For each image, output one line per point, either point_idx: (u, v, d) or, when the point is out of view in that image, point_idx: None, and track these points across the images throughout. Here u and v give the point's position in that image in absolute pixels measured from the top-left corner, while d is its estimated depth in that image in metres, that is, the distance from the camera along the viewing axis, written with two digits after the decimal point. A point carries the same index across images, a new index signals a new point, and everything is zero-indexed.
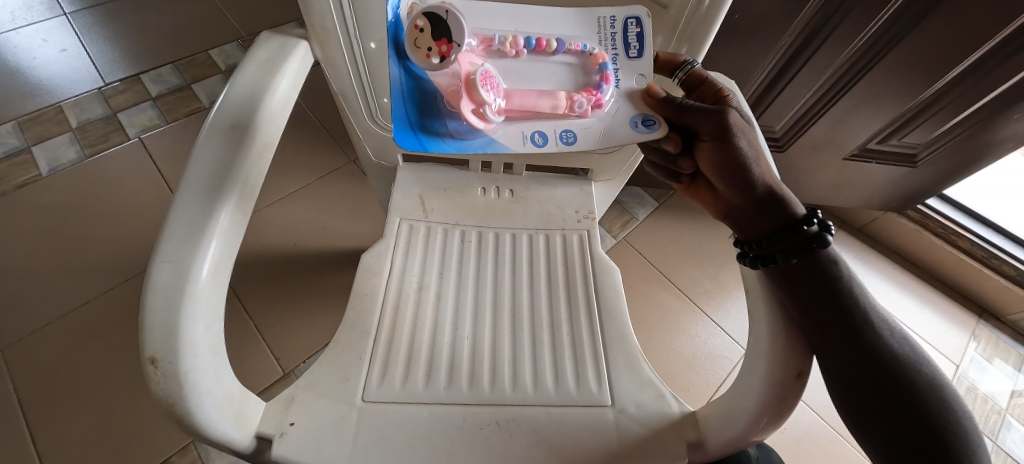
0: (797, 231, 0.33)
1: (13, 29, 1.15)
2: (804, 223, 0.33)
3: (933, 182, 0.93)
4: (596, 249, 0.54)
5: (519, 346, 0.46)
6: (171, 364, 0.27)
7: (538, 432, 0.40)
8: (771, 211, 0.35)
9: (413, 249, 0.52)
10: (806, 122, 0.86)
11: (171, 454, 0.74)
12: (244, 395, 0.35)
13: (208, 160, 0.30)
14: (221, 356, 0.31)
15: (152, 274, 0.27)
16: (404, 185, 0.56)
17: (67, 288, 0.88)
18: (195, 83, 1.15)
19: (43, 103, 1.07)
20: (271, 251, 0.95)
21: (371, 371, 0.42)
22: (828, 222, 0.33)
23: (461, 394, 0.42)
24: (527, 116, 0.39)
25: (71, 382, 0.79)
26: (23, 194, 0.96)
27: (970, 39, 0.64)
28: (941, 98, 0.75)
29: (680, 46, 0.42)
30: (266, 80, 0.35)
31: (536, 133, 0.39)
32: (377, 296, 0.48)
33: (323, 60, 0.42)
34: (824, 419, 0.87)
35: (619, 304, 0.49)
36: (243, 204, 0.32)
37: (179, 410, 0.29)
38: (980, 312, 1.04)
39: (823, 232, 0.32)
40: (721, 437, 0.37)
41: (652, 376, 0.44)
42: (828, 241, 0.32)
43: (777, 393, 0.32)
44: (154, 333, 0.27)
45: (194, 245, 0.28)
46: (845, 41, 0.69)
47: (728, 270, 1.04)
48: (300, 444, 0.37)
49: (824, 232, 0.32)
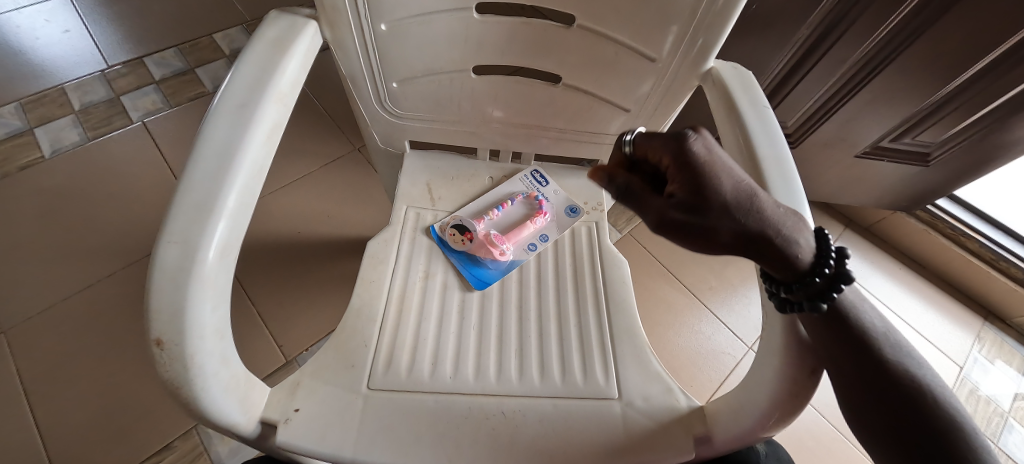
0: (809, 283, 0.28)
1: (15, 9, 1.14)
2: (822, 263, 0.29)
3: (944, 182, 0.92)
4: (605, 240, 0.54)
5: (526, 336, 0.46)
6: (176, 346, 0.27)
7: (545, 422, 0.39)
8: (778, 259, 0.28)
9: (420, 237, 0.51)
10: (820, 118, 0.84)
11: (173, 440, 0.75)
12: (250, 380, 0.34)
13: (215, 142, 0.30)
14: (228, 341, 0.31)
15: (159, 254, 0.26)
16: (412, 173, 0.56)
17: (67, 271, 0.87)
18: (199, 67, 1.14)
19: (45, 84, 1.05)
20: (274, 238, 0.94)
21: (377, 359, 0.42)
22: (841, 252, 0.29)
23: (466, 383, 0.41)
24: (533, 222, 0.54)
25: (75, 364, 0.79)
26: (26, 175, 0.95)
27: (990, 40, 0.62)
28: (956, 97, 0.74)
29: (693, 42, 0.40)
30: (274, 61, 0.34)
31: (532, 242, 0.53)
32: (382, 283, 0.47)
33: (332, 43, 0.42)
34: (826, 417, 0.87)
35: (627, 298, 0.49)
36: (250, 188, 0.31)
37: (185, 393, 0.28)
38: (986, 315, 1.04)
39: (839, 271, 0.28)
40: (730, 432, 0.36)
41: (659, 370, 0.43)
42: (847, 273, 0.28)
43: (793, 388, 0.31)
44: (160, 313, 0.26)
45: (201, 225, 0.27)
46: (863, 37, 0.68)
47: (733, 266, 1.03)
48: (305, 430, 0.36)
49: (840, 269, 0.28)
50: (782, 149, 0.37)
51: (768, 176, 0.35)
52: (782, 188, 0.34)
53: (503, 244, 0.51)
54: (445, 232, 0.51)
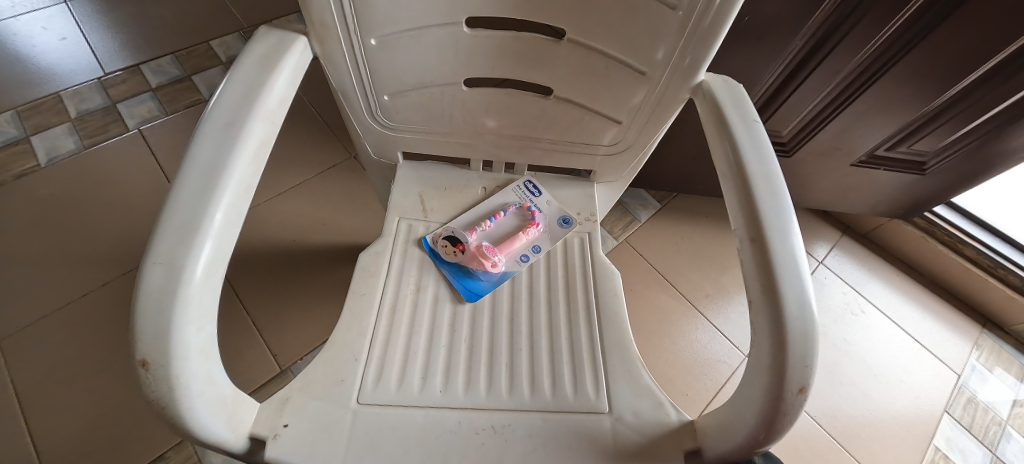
0: None
1: (12, 17, 1.14)
2: None
3: (941, 189, 0.92)
4: (597, 251, 0.54)
5: (517, 349, 0.46)
6: (161, 367, 0.26)
7: (534, 437, 0.39)
8: None
9: (411, 249, 0.51)
10: (814, 127, 0.84)
11: (166, 451, 0.74)
12: (237, 397, 0.34)
13: (202, 161, 0.30)
14: (215, 359, 0.31)
15: (144, 275, 0.26)
16: (404, 184, 0.56)
17: (62, 280, 0.87)
18: (196, 74, 1.14)
19: (41, 92, 1.06)
20: (270, 246, 0.94)
21: (367, 373, 0.42)
22: None
23: (457, 398, 0.41)
24: (525, 234, 0.54)
25: (68, 373, 0.79)
26: (21, 184, 0.95)
27: (984, 50, 0.63)
28: (953, 106, 0.74)
29: (682, 59, 0.41)
30: (263, 78, 0.34)
31: (525, 253, 0.53)
32: (374, 296, 0.47)
33: (323, 57, 0.42)
34: (823, 426, 0.87)
35: (619, 311, 0.49)
36: (237, 206, 0.31)
37: (170, 414, 0.28)
38: (984, 322, 1.03)
39: None
40: (718, 448, 0.35)
41: (650, 384, 0.43)
42: None
43: (778, 409, 0.30)
44: (146, 334, 0.26)
45: (186, 246, 0.27)
46: (857, 47, 0.68)
47: (729, 274, 1.03)
48: (295, 446, 0.36)
49: None
50: (771, 164, 0.37)
51: (756, 191, 0.35)
52: (770, 205, 0.34)
53: (495, 256, 0.51)
54: (437, 243, 0.51)
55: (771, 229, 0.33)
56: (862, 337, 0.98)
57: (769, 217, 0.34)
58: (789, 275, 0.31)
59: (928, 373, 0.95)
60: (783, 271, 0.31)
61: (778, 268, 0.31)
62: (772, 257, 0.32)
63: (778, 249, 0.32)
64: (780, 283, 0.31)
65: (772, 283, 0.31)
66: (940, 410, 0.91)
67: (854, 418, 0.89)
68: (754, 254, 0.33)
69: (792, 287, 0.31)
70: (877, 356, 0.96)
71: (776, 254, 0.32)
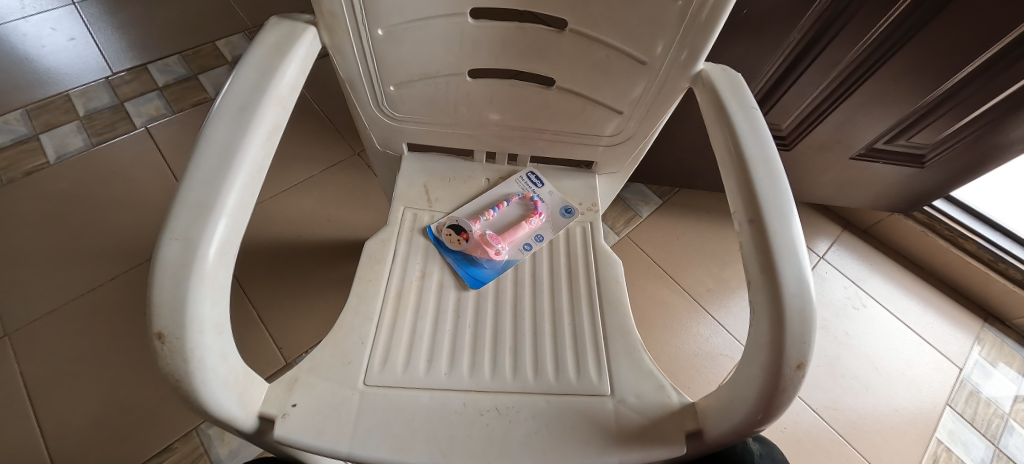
0: None
1: (22, 18, 1.16)
2: None
3: (940, 183, 0.93)
4: (599, 240, 0.54)
5: (520, 334, 0.47)
6: (177, 339, 0.27)
7: (538, 418, 0.40)
8: None
9: (416, 238, 0.52)
10: (814, 120, 0.85)
11: (174, 441, 0.75)
12: (248, 375, 0.35)
13: (216, 143, 0.31)
14: (228, 336, 0.31)
15: (161, 251, 0.27)
16: (409, 175, 0.57)
17: (70, 276, 0.88)
18: (202, 73, 1.15)
19: (50, 91, 1.07)
20: (275, 242, 0.95)
21: (373, 356, 0.43)
22: None
23: (462, 380, 0.42)
24: (528, 223, 0.55)
25: (77, 366, 0.80)
26: (30, 181, 0.97)
27: (980, 41, 0.64)
28: (950, 98, 0.74)
29: (681, 49, 0.42)
30: (274, 66, 0.35)
31: (528, 242, 0.54)
32: (379, 283, 0.48)
33: (331, 48, 0.43)
34: (825, 419, 0.88)
35: (621, 297, 0.49)
36: (250, 187, 0.32)
37: (185, 387, 0.29)
38: (985, 316, 1.04)
39: None
40: (718, 427, 0.36)
41: (652, 368, 0.44)
42: None
43: (776, 384, 0.31)
44: (163, 308, 0.27)
45: (202, 223, 0.28)
46: (854, 40, 0.68)
47: (731, 268, 1.03)
48: (304, 425, 0.37)
49: None
50: (769, 149, 0.37)
51: (755, 175, 0.36)
52: (768, 187, 0.35)
53: (498, 244, 0.52)
54: (441, 232, 0.52)
55: (769, 210, 0.34)
56: (863, 331, 0.98)
57: (767, 199, 0.34)
58: (787, 254, 0.32)
59: (929, 366, 0.95)
60: (782, 250, 0.32)
61: (776, 246, 0.32)
62: (770, 237, 0.33)
63: (775, 229, 0.33)
64: (779, 261, 0.32)
65: (770, 263, 0.32)
66: (941, 403, 0.91)
67: (856, 411, 0.89)
68: (752, 235, 0.34)
69: (790, 265, 0.32)
70: (878, 350, 0.96)
71: (774, 234, 0.33)
